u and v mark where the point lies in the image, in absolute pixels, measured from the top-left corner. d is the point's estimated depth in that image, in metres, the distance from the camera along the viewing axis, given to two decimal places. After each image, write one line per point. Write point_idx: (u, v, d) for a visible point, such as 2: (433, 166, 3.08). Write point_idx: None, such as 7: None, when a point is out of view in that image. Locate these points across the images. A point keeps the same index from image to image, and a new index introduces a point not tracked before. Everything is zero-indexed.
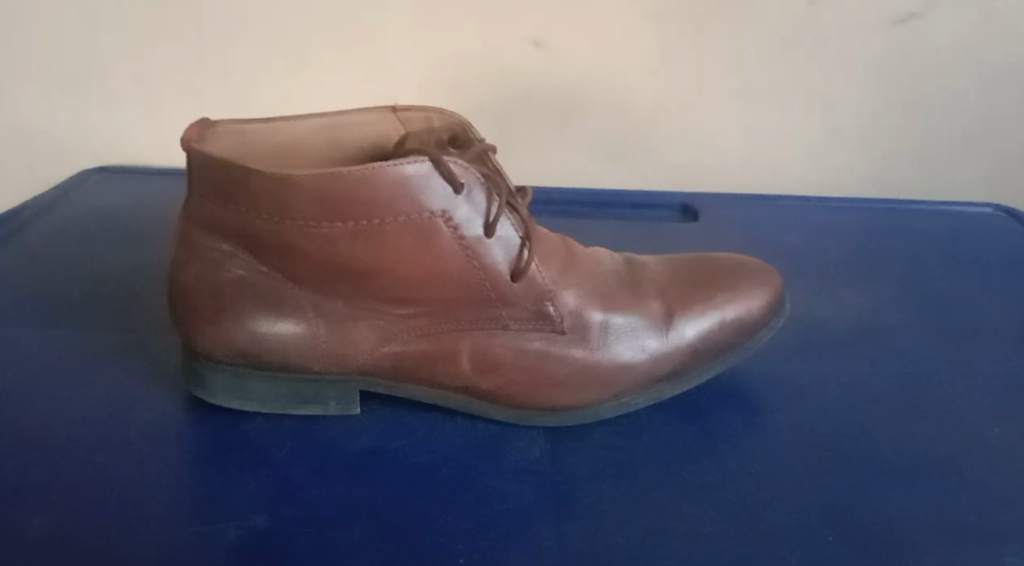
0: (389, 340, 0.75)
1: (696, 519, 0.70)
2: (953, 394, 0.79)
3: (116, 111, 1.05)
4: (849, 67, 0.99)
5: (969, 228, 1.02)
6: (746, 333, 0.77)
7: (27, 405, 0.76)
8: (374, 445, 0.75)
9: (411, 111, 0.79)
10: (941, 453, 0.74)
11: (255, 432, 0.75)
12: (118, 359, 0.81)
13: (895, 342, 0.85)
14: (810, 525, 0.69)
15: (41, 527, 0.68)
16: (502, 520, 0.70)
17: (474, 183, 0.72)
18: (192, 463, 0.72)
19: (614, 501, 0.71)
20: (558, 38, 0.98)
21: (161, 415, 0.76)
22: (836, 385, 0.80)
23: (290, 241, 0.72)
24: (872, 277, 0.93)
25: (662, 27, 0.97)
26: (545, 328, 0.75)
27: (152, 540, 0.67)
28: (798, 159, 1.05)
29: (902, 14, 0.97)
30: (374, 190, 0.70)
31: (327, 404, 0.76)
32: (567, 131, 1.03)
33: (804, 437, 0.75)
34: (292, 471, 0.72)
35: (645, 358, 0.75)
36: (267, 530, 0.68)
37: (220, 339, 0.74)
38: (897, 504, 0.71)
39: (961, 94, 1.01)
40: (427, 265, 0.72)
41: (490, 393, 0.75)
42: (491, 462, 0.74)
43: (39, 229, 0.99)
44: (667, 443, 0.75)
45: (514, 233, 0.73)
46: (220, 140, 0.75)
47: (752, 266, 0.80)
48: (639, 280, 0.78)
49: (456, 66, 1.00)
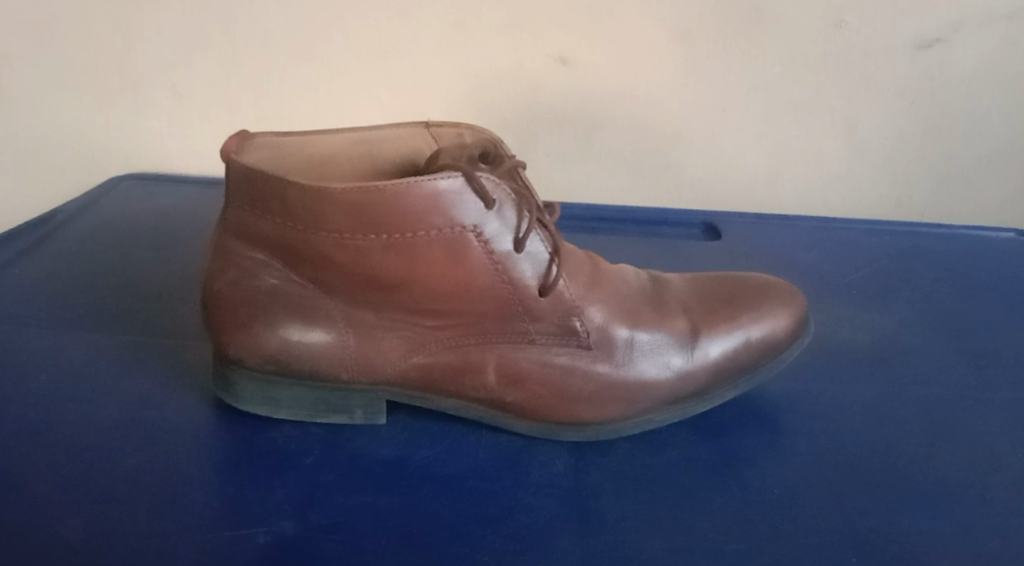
0: (416, 351, 0.76)
1: (719, 537, 0.70)
2: (974, 419, 0.80)
3: (149, 119, 1.06)
4: (873, 90, 1.00)
5: (991, 254, 1.02)
6: (770, 353, 0.78)
7: (60, 409, 0.77)
8: (400, 455, 0.76)
9: (443, 127, 0.81)
10: (962, 476, 0.75)
11: (282, 438, 0.76)
12: (149, 364, 0.82)
13: (915, 365, 0.85)
14: (832, 546, 0.70)
15: (73, 529, 0.69)
16: (526, 531, 0.71)
17: (504, 199, 0.73)
18: (222, 468, 0.74)
19: (637, 517, 0.72)
20: (585, 57, 0.99)
21: (190, 420, 0.77)
22: (856, 406, 0.81)
23: (323, 251, 0.73)
24: (894, 300, 0.94)
25: (687, 46, 0.98)
26: (571, 343, 0.76)
27: (182, 543, 0.69)
28: (820, 180, 1.06)
29: (926, 39, 0.98)
30: (406, 204, 0.71)
31: (354, 413, 0.77)
32: (591, 148, 1.04)
33: (826, 457, 0.76)
34: (319, 478, 0.73)
35: (669, 375, 0.76)
36: (296, 536, 0.69)
37: (252, 346, 0.75)
38: (919, 527, 0.71)
39: (985, 119, 1.02)
40: (457, 279, 0.73)
41: (516, 406, 0.76)
42: (515, 475, 0.75)
43: (72, 233, 1.01)
44: (690, 459, 0.76)
45: (543, 248, 0.74)
46: (257, 151, 0.77)
47: (775, 286, 0.81)
48: (664, 298, 0.79)
49: (484, 82, 1.01)
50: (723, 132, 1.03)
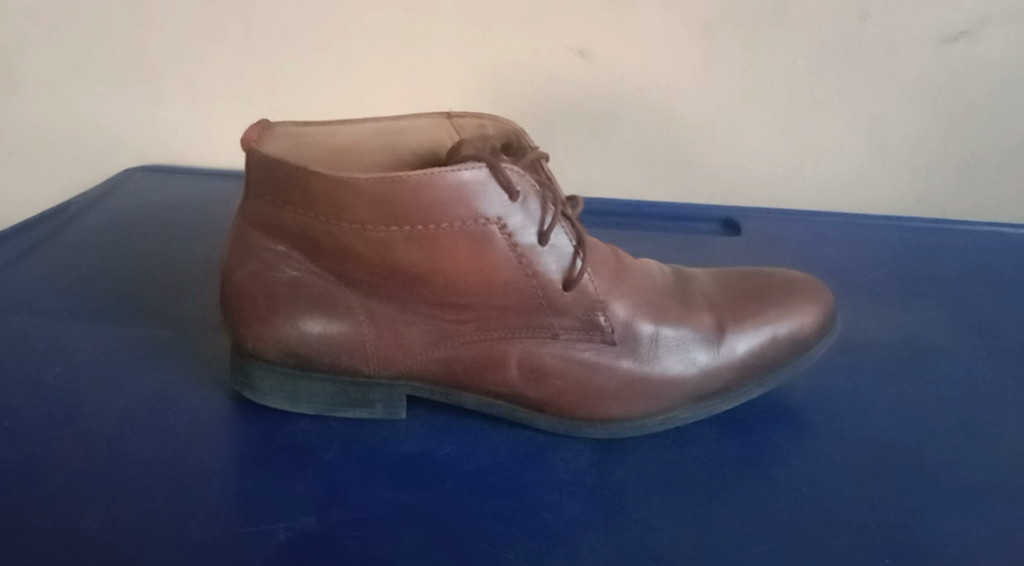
0: (439, 345, 0.75)
1: (749, 536, 0.69)
2: (1002, 418, 0.78)
3: (165, 111, 1.05)
4: (897, 85, 0.99)
5: (1015, 251, 1.01)
6: (797, 350, 0.76)
7: (77, 402, 0.76)
8: (421, 450, 0.74)
9: (465, 118, 0.80)
10: (994, 478, 0.74)
11: (301, 432, 0.75)
12: (166, 357, 0.81)
13: (941, 363, 0.84)
14: (865, 546, 0.69)
15: (91, 522, 0.68)
16: (551, 530, 0.69)
17: (529, 190, 0.72)
18: (241, 463, 0.73)
19: (664, 515, 0.70)
20: (605, 49, 0.98)
21: (207, 413, 0.76)
22: (882, 404, 0.79)
23: (345, 243, 0.72)
24: (918, 297, 0.93)
25: (708, 39, 0.97)
26: (595, 338, 0.75)
27: (202, 538, 0.67)
28: (841, 174, 1.04)
29: (952, 32, 0.96)
30: (430, 195, 0.70)
31: (374, 407, 0.76)
32: (610, 142, 1.03)
33: (854, 456, 0.75)
34: (339, 473, 0.72)
35: (695, 372, 0.75)
36: (317, 532, 0.68)
37: (272, 339, 0.74)
38: (951, 527, 0.70)
39: (1009, 112, 1.00)
40: (481, 272, 0.72)
41: (538, 401, 0.75)
42: (538, 472, 0.73)
43: (86, 226, 1.00)
44: (716, 458, 0.74)
45: (567, 242, 0.73)
46: (279, 141, 0.76)
47: (802, 282, 0.79)
48: (689, 293, 0.78)
49: (502, 74, 1.00)
50: (743, 127, 1.01)
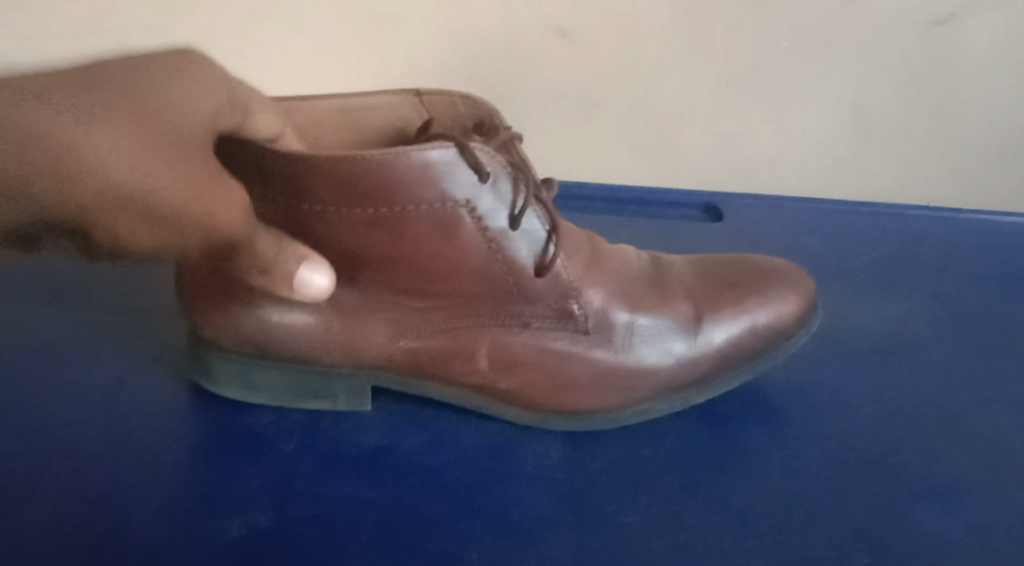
0: (404, 334, 0.72)
1: (723, 535, 0.66)
2: (986, 414, 0.76)
3: None
4: (883, 70, 0.96)
5: (1002, 240, 0.98)
6: (778, 339, 0.73)
7: (25, 389, 0.73)
8: (384, 442, 0.71)
9: (434, 95, 0.76)
10: (977, 475, 0.71)
11: (260, 423, 0.72)
12: (120, 342, 0.77)
13: (926, 355, 0.81)
14: (843, 547, 0.66)
15: (35, 519, 0.65)
16: (518, 527, 0.66)
17: (500, 171, 0.68)
18: (195, 456, 0.69)
19: (635, 512, 0.67)
20: (583, 30, 0.94)
21: (162, 403, 0.73)
22: (864, 396, 0.77)
23: (305, 225, 0.68)
24: (903, 287, 0.90)
25: (690, 21, 0.93)
26: (567, 327, 0.72)
27: (151, 535, 0.64)
28: (825, 159, 1.01)
29: (942, 15, 0.92)
30: (395, 175, 0.66)
31: (337, 398, 0.73)
32: (589, 127, 1.00)
33: (834, 450, 0.72)
34: (298, 467, 0.69)
35: (671, 363, 0.72)
36: (273, 529, 0.65)
37: (228, 327, 0.71)
38: (933, 526, 0.67)
39: (996, 98, 0.97)
40: (448, 258, 0.69)
41: (508, 393, 0.72)
42: (506, 466, 0.70)
43: None
44: (692, 452, 0.72)
45: (540, 226, 0.70)
46: None
47: (783, 270, 0.76)
48: (666, 280, 0.75)
49: (475, 57, 0.95)
50: (726, 111, 0.98)
